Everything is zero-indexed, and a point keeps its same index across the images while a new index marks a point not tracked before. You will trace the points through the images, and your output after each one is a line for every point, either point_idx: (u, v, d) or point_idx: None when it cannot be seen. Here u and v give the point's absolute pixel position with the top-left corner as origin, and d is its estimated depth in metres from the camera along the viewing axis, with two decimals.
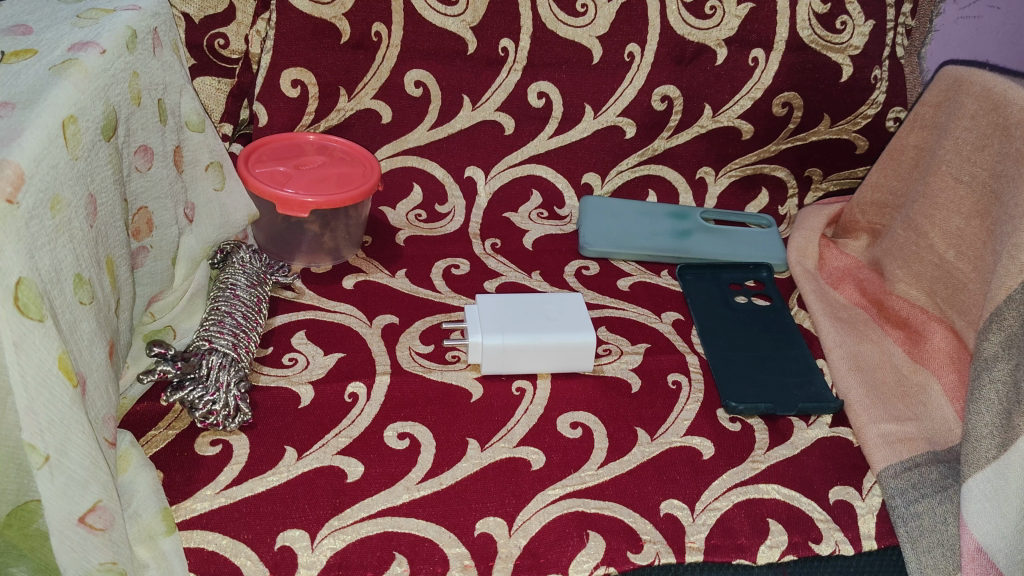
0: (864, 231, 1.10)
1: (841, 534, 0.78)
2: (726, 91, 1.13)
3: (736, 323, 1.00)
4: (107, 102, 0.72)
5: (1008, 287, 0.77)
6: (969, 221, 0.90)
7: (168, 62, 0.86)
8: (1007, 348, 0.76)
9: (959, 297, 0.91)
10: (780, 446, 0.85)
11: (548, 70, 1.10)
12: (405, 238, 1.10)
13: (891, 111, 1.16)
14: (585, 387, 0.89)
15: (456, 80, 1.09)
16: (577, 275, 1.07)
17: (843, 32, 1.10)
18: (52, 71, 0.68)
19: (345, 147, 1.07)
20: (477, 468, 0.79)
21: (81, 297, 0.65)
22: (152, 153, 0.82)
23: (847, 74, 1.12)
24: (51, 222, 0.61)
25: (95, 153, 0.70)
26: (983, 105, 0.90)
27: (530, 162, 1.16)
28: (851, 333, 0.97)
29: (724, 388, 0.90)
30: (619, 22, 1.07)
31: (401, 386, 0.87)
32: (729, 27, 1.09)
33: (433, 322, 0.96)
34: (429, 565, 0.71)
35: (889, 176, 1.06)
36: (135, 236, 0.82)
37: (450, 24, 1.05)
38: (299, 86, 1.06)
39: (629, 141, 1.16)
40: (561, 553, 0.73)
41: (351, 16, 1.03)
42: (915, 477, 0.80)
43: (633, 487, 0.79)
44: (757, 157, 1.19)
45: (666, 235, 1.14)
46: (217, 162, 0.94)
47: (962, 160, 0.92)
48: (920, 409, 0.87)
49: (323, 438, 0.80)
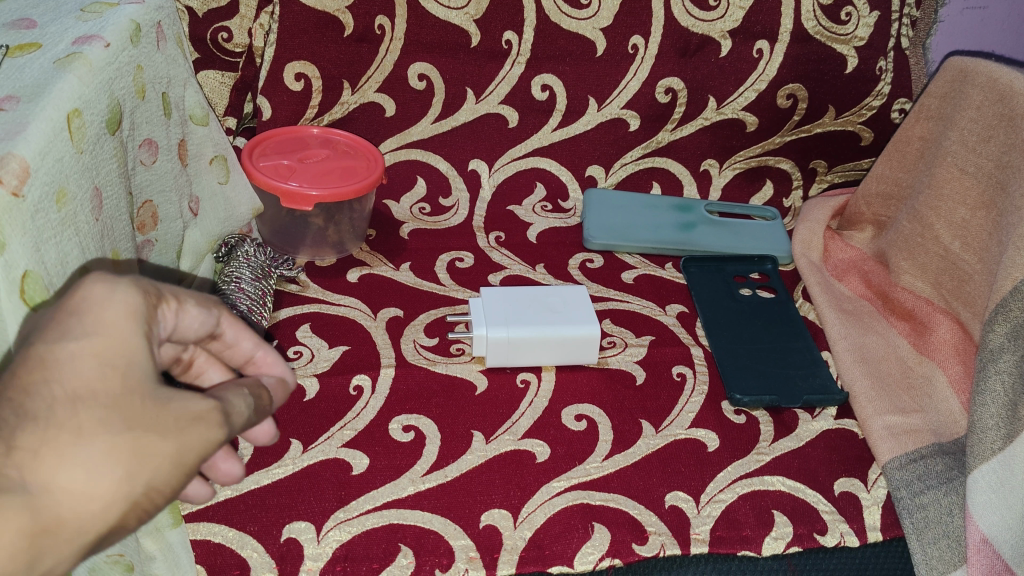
0: (869, 222, 1.10)
1: (847, 526, 0.77)
2: (730, 83, 1.12)
3: (741, 315, 1.00)
4: (112, 95, 0.72)
5: (1014, 278, 0.77)
6: (975, 213, 0.90)
7: (172, 56, 0.87)
8: (1012, 339, 0.76)
9: (964, 289, 0.91)
10: (784, 438, 0.85)
11: (552, 62, 1.10)
12: (410, 231, 1.10)
13: (896, 103, 1.16)
14: (590, 379, 0.90)
15: (459, 73, 1.09)
16: (581, 267, 1.07)
17: (849, 23, 1.09)
18: (57, 64, 0.68)
19: (349, 141, 1.07)
20: (482, 461, 0.79)
21: None
22: (156, 146, 0.83)
23: (852, 66, 1.12)
24: (56, 215, 0.62)
25: (100, 147, 0.70)
26: (989, 96, 0.90)
27: (534, 154, 1.16)
28: (857, 325, 0.97)
29: (729, 380, 0.90)
30: (623, 14, 1.07)
31: (406, 377, 0.87)
32: (733, 18, 1.08)
33: (438, 315, 0.96)
34: (435, 557, 0.71)
35: (894, 167, 1.05)
36: (140, 229, 0.81)
37: (454, 16, 1.05)
38: (303, 80, 1.06)
39: (633, 133, 1.16)
40: (566, 545, 0.73)
41: (355, 9, 1.03)
42: (921, 468, 0.79)
43: (638, 479, 0.79)
44: (762, 149, 1.19)
45: (670, 227, 1.13)
46: (220, 156, 0.96)
47: (967, 151, 0.91)
48: (925, 400, 0.87)
49: (328, 430, 0.81)
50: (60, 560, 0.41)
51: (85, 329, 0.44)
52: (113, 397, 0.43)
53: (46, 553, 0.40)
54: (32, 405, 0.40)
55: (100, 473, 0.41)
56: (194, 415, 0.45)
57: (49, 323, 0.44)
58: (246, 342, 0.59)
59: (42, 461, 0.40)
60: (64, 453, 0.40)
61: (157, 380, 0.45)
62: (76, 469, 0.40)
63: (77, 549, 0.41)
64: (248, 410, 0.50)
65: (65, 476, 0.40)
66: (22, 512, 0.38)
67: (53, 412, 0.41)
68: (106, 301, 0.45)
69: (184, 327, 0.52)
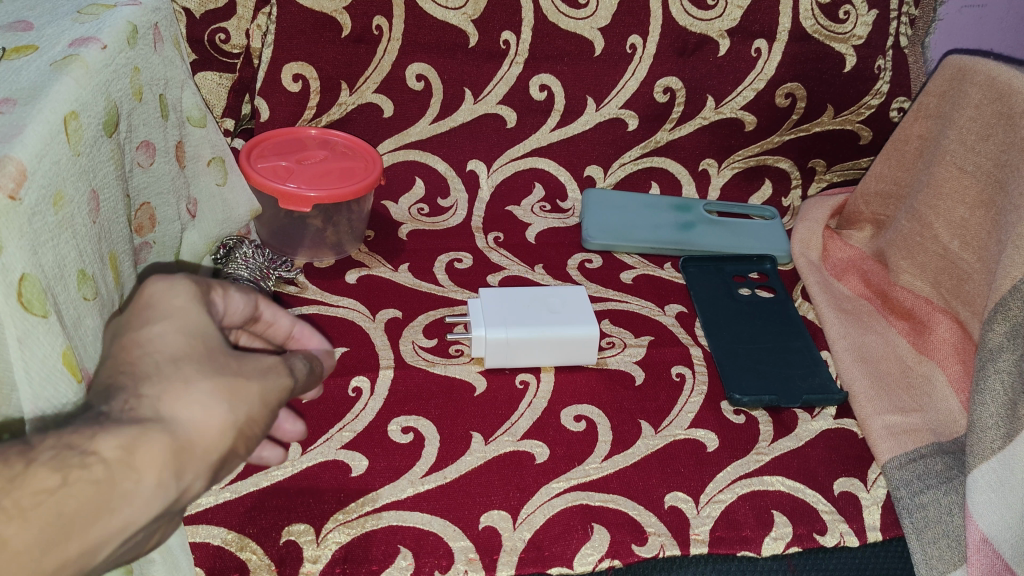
0: (868, 221, 1.09)
1: (847, 525, 0.77)
2: (729, 82, 1.12)
3: (741, 315, 0.99)
4: (109, 97, 0.72)
5: (1013, 277, 0.76)
6: (974, 211, 0.90)
7: (169, 57, 0.87)
8: (1012, 338, 0.76)
9: (963, 287, 0.90)
10: (784, 438, 0.85)
11: (550, 62, 1.10)
12: (408, 232, 1.10)
13: (895, 101, 1.15)
14: (589, 380, 0.89)
15: (457, 73, 1.09)
16: (580, 267, 1.07)
17: (847, 22, 1.09)
18: (53, 67, 0.68)
19: (347, 142, 1.07)
20: (482, 461, 0.79)
21: (85, 293, 0.66)
22: (154, 148, 0.83)
23: (850, 64, 1.12)
24: (54, 218, 0.62)
25: (97, 149, 0.70)
26: (987, 94, 0.89)
27: (532, 155, 1.16)
28: (855, 324, 0.97)
29: (728, 380, 0.90)
30: (621, 14, 1.07)
31: (405, 379, 0.87)
32: (731, 18, 1.08)
33: (437, 316, 0.96)
34: (435, 559, 0.71)
35: (893, 166, 1.05)
36: (138, 232, 0.81)
37: (451, 17, 1.05)
38: (301, 81, 1.06)
39: (632, 133, 1.16)
40: (565, 546, 0.73)
41: (352, 9, 1.02)
42: (921, 468, 0.79)
43: (637, 480, 0.79)
44: (761, 149, 1.19)
45: (669, 227, 1.13)
46: (219, 157, 0.96)
47: (966, 149, 0.91)
48: (925, 400, 0.87)
49: (328, 432, 0.80)
50: (196, 478, 0.48)
51: (163, 314, 0.54)
52: (202, 355, 0.52)
53: (185, 469, 0.47)
54: (142, 368, 0.50)
55: (210, 406, 0.49)
56: (266, 366, 0.55)
57: (130, 317, 0.54)
58: (283, 319, 0.70)
59: (164, 400, 0.48)
60: (177, 393, 0.49)
61: (230, 344, 0.55)
62: (192, 403, 0.49)
63: (206, 470, 0.49)
64: (307, 371, 0.60)
65: (184, 409, 0.49)
66: (162, 432, 0.47)
67: (161, 369, 0.50)
68: (171, 292, 0.55)
69: (232, 310, 0.63)
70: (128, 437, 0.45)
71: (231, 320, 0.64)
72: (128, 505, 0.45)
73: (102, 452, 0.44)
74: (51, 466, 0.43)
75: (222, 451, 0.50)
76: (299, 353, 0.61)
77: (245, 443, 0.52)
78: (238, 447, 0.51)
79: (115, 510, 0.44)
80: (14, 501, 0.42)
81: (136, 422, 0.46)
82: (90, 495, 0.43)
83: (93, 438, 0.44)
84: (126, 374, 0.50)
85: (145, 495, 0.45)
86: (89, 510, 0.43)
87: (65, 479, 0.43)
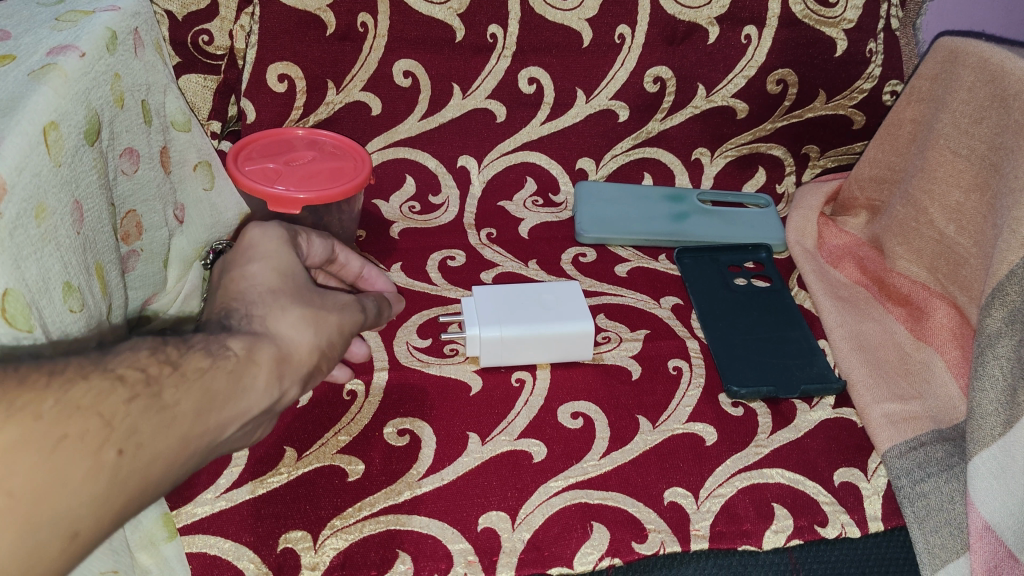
0: (863, 207, 1.09)
1: (847, 516, 0.77)
2: (719, 69, 1.11)
3: (735, 305, 0.99)
4: (89, 106, 0.71)
5: (1010, 262, 0.76)
6: (969, 195, 0.89)
7: (151, 62, 0.86)
8: (1009, 323, 0.75)
9: (960, 272, 0.90)
10: (784, 429, 0.85)
11: (538, 55, 1.08)
12: (399, 231, 1.10)
13: (888, 84, 1.14)
14: (585, 376, 0.89)
15: (445, 69, 1.08)
16: (574, 262, 1.06)
17: (837, 5, 1.07)
18: (32, 76, 0.66)
19: (334, 140, 1.05)
20: (479, 462, 0.79)
21: (71, 305, 0.64)
22: (138, 155, 0.82)
23: (841, 48, 1.10)
24: (36, 230, 0.61)
25: (79, 159, 0.69)
26: (980, 76, 0.88)
27: (523, 148, 1.15)
28: (852, 311, 0.96)
29: (726, 372, 0.89)
30: (608, 4, 1.05)
31: (400, 381, 0.86)
32: (720, 5, 1.06)
33: (431, 315, 0.95)
34: (434, 562, 0.70)
35: (887, 150, 1.04)
36: (124, 240, 0.81)
37: (436, 12, 1.03)
38: (286, 80, 1.05)
39: (622, 124, 1.15)
40: (565, 546, 0.72)
41: (336, 7, 1.01)
42: (921, 456, 0.79)
43: (636, 476, 0.78)
44: (753, 137, 1.18)
45: (663, 219, 1.13)
46: (204, 161, 0.94)
47: (960, 133, 0.90)
48: (924, 386, 0.87)
49: (322, 437, 0.79)
50: (293, 385, 0.62)
51: (262, 254, 0.68)
52: (292, 289, 0.66)
53: (286, 376, 0.61)
54: (250, 297, 0.64)
55: (303, 328, 0.63)
56: (340, 303, 0.69)
57: (237, 257, 0.69)
58: (354, 262, 0.85)
59: (270, 320, 0.62)
60: (279, 315, 0.63)
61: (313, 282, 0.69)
62: (288, 325, 0.63)
63: (299, 379, 0.63)
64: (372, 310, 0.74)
65: (284, 328, 0.63)
66: (271, 345, 0.60)
67: (264, 298, 0.64)
68: (266, 237, 0.70)
69: (313, 254, 0.78)
70: (248, 341, 0.59)
71: (313, 260, 0.79)
72: (248, 397, 0.57)
73: (234, 348, 0.58)
74: (203, 352, 0.56)
75: (311, 366, 0.64)
76: (369, 297, 0.76)
77: (327, 362, 0.66)
78: (321, 367, 0.66)
79: (242, 398, 0.57)
80: (182, 370, 0.54)
81: (252, 333, 0.60)
82: (227, 379, 0.56)
83: (226, 337, 0.59)
84: (237, 301, 0.64)
85: (260, 392, 0.58)
86: (225, 392, 0.55)
87: (213, 363, 0.56)
